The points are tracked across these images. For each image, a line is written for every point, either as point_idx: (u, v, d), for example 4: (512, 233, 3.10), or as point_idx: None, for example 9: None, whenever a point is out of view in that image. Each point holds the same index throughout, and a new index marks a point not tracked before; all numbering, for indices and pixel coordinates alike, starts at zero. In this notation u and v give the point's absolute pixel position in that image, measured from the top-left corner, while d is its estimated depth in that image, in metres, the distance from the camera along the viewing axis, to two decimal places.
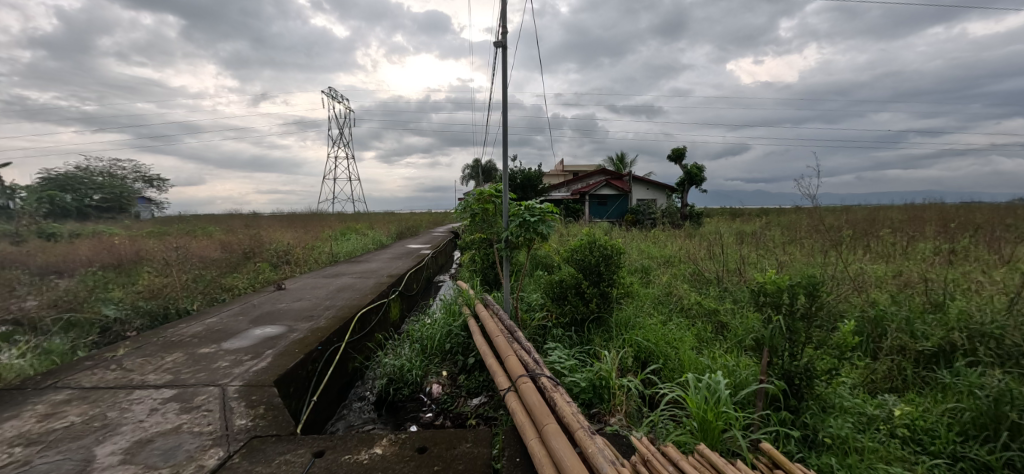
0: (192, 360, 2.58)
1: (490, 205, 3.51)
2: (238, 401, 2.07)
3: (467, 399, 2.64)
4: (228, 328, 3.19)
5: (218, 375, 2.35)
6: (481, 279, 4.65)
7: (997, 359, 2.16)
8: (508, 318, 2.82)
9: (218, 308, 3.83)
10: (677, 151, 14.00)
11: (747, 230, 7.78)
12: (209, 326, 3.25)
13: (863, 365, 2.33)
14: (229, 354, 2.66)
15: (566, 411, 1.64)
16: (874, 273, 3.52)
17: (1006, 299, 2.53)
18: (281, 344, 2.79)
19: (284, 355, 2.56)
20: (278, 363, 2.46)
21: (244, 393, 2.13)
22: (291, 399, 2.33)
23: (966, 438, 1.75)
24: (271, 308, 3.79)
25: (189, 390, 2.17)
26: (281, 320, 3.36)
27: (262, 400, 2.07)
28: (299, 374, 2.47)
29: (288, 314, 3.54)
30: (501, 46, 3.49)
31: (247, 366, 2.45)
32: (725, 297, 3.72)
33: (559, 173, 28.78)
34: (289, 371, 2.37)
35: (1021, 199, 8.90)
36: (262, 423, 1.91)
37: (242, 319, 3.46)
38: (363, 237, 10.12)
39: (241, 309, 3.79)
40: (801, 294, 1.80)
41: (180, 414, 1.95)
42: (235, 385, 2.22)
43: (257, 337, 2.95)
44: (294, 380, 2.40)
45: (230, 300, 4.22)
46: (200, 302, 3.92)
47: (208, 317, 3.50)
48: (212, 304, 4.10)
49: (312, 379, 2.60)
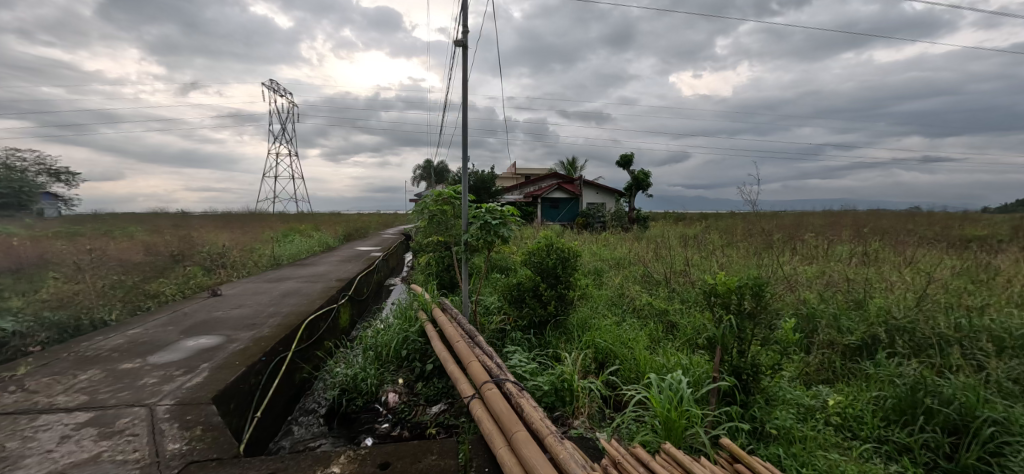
0: (112, 377, 2.26)
1: (449, 206, 3.44)
2: (170, 422, 1.84)
3: (427, 407, 2.55)
4: (155, 340, 2.84)
5: (144, 393, 2.07)
6: (436, 282, 4.53)
7: (912, 350, 2.44)
8: (469, 323, 2.75)
9: (142, 319, 3.41)
10: (626, 157, 14.63)
11: (687, 233, 8.29)
12: (133, 338, 2.88)
13: (800, 359, 2.55)
14: (158, 369, 2.36)
15: (536, 417, 1.62)
16: (805, 273, 3.88)
17: (914, 297, 2.89)
18: (219, 356, 2.53)
19: (223, 369, 2.33)
20: (216, 378, 2.22)
21: (177, 413, 1.90)
22: (232, 416, 2.11)
23: (888, 422, 1.96)
24: (206, 317, 3.43)
25: (109, 413, 1.89)
26: (218, 330, 3.05)
27: (199, 420, 1.86)
28: (241, 389, 2.25)
29: (227, 323, 3.23)
30: (461, 45, 3.45)
31: (179, 381, 2.19)
32: (673, 298, 3.92)
33: (512, 176, 29.13)
34: (230, 386, 2.15)
35: (911, 208, 10.29)
36: (200, 446, 1.71)
37: (172, 330, 3.09)
38: (308, 239, 9.52)
39: (171, 319, 3.40)
40: (747, 294, 1.93)
41: (98, 441, 1.69)
42: (166, 404, 1.97)
43: (191, 350, 2.65)
44: (235, 395, 2.18)
45: (158, 308, 3.85)
46: (121, 312, 3.53)
47: (130, 329, 3.11)
48: (137, 313, 3.70)
49: (256, 393, 2.37)
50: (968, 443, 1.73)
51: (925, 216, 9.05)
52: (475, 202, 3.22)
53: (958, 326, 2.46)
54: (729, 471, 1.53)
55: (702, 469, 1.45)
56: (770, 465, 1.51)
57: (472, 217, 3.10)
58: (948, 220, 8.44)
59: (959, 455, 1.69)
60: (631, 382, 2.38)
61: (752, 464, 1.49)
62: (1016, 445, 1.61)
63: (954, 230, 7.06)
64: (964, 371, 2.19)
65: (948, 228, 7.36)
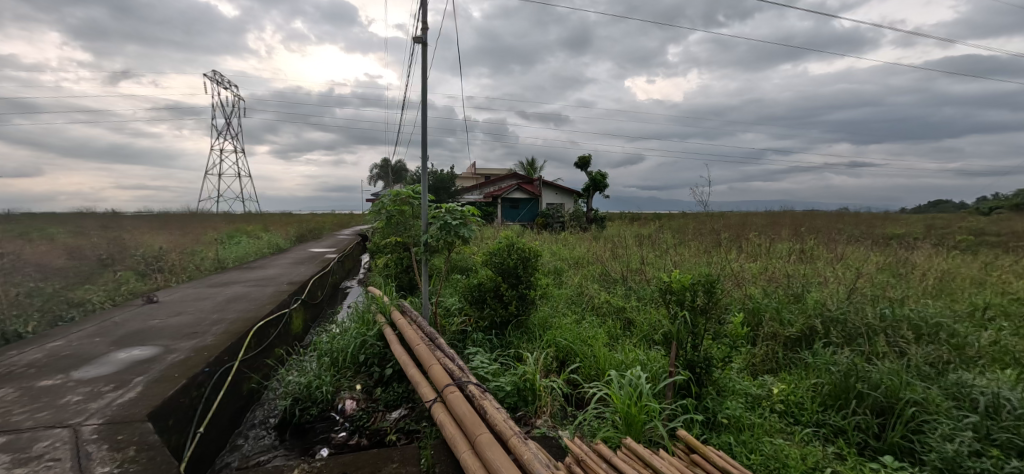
0: (28, 396, 1.98)
1: (407, 206, 3.32)
2: (98, 443, 1.62)
3: (386, 413, 2.42)
4: (80, 354, 2.53)
5: (67, 413, 1.83)
6: (394, 284, 4.37)
7: (844, 339, 2.67)
8: (429, 325, 2.66)
9: (63, 331, 3.04)
10: (584, 159, 14.99)
11: (642, 232, 8.63)
12: (53, 352, 2.55)
13: (747, 351, 2.70)
14: (84, 385, 2.10)
15: (499, 419, 1.58)
16: (751, 270, 4.13)
17: (845, 291, 3.17)
18: (156, 369, 2.28)
19: (160, 383, 2.10)
20: (152, 392, 2.00)
21: (106, 433, 1.68)
22: (171, 434, 1.90)
23: (826, 407, 2.11)
24: (140, 326, 3.10)
25: (24, 436, 1.65)
26: (154, 340, 2.76)
27: (131, 440, 1.65)
28: (182, 403, 2.03)
29: (165, 332, 2.93)
30: (420, 42, 3.35)
31: (109, 398, 1.95)
32: (630, 295, 4.04)
33: (471, 176, 28.90)
34: (168, 401, 1.94)
35: (838, 209, 11.33)
36: (133, 468, 1.51)
37: (100, 341, 2.77)
38: (255, 240, 8.89)
39: (99, 330, 3.05)
40: (700, 290, 2.00)
41: (9, 469, 1.47)
42: (93, 424, 1.74)
43: (122, 363, 2.38)
44: (174, 410, 1.97)
45: (84, 318, 3.43)
46: (38, 324, 3.11)
47: (48, 342, 2.76)
48: (59, 324, 3.29)
49: (199, 407, 2.15)
50: (893, 423, 1.90)
51: (850, 217, 9.99)
52: (434, 203, 3.12)
53: (882, 316, 2.71)
54: (687, 462, 1.56)
55: (661, 461, 1.47)
56: (726, 454, 1.55)
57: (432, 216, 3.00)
58: (869, 220, 9.37)
59: (887, 434, 1.85)
60: (591, 379, 2.41)
61: (707, 454, 1.52)
62: (933, 423, 1.79)
63: (874, 229, 7.85)
64: (888, 357, 2.42)
65: (870, 228, 8.16)
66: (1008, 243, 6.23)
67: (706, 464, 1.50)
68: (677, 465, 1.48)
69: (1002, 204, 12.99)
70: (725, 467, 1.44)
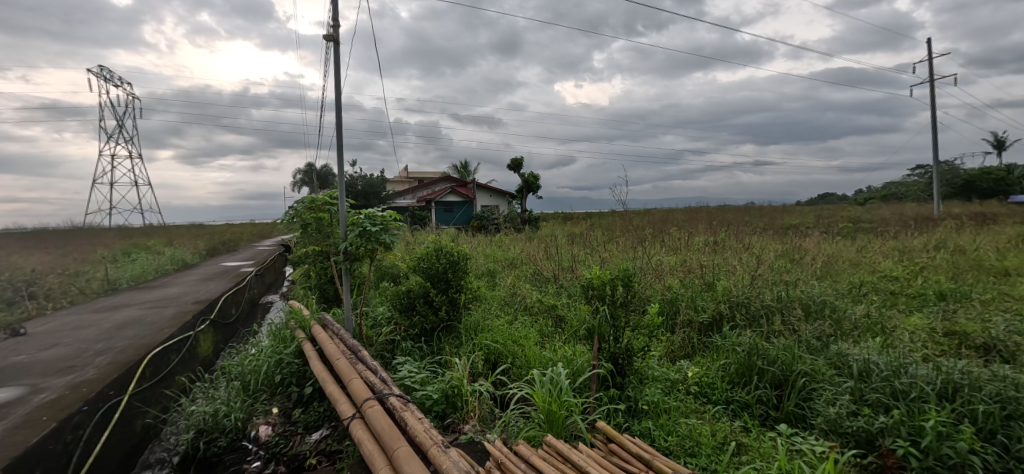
0: None
1: (325, 214, 3.17)
2: None
3: (306, 435, 2.23)
4: None
5: None
6: (318, 297, 4.08)
7: (747, 321, 2.96)
8: (353, 338, 2.51)
9: None
10: (518, 161, 15.23)
11: (573, 232, 8.92)
12: None
13: (667, 339, 2.87)
14: None
15: (418, 429, 1.50)
16: (670, 263, 4.43)
17: (748, 278, 3.52)
18: (17, 413, 1.90)
19: (20, 430, 1.74)
20: (10, 441, 1.66)
21: None
22: None
23: (733, 384, 2.30)
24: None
25: None
26: (16, 380, 2.30)
27: None
28: (51, 450, 1.71)
29: (32, 369, 2.46)
30: (332, 40, 3.18)
31: None
32: (561, 293, 4.15)
33: (406, 181, 28.15)
34: (33, 449, 1.62)
35: (746, 204, 12.57)
36: None
37: None
38: (154, 256, 7.87)
39: None
40: (619, 285, 2.12)
41: None
42: None
43: None
44: (40, 459, 1.64)
45: None
46: None
47: None
48: None
49: (75, 453, 1.82)
50: (788, 394, 2.12)
51: (756, 210, 11.16)
52: (355, 208, 2.96)
53: (779, 298, 3.05)
54: (605, 451, 1.60)
55: (580, 455, 1.49)
56: (640, 439, 1.61)
57: (352, 223, 2.85)
58: (771, 213, 10.54)
59: (783, 404, 2.06)
60: (520, 379, 2.42)
61: (623, 441, 1.57)
62: (819, 390, 2.03)
63: (774, 221, 8.82)
64: (783, 334, 2.71)
65: (770, 219, 9.17)
66: (871, 228, 7.34)
67: (623, 452, 1.55)
68: (595, 457, 1.50)
69: (872, 196, 15.29)
70: (638, 452, 1.48)
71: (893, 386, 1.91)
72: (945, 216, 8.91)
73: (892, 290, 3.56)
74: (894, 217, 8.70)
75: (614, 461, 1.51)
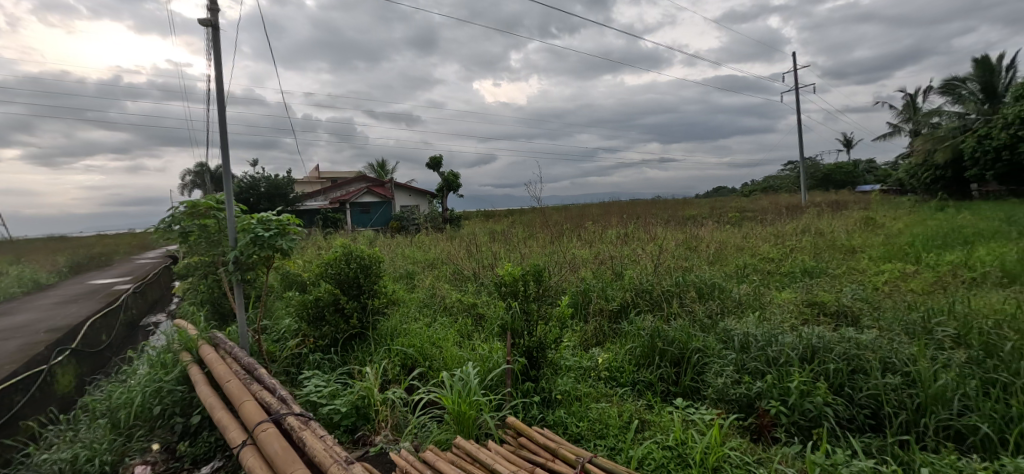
0: None
1: (211, 220, 2.84)
2: None
3: (194, 470, 1.98)
4: None
5: None
6: (210, 313, 3.64)
7: (649, 305, 3.24)
8: (250, 356, 2.28)
9: None
10: (439, 159, 15.03)
11: (494, 229, 9.03)
12: None
13: (580, 328, 3.03)
14: None
15: (317, 448, 1.40)
16: (583, 256, 4.67)
17: (651, 266, 3.86)
18: None
19: None
20: None
21: None
22: None
23: (639, 365, 2.50)
24: None
25: None
26: None
27: None
28: None
29: None
30: (209, 25, 2.85)
31: None
32: (480, 291, 4.19)
33: (319, 180, 26.34)
34: None
35: (654, 197, 13.73)
36: None
37: None
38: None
39: None
40: (529, 280, 2.20)
41: None
42: None
43: None
44: None
45: None
46: None
47: None
48: None
49: None
50: (684, 370, 2.36)
51: (661, 203, 12.24)
52: (246, 213, 2.70)
53: (676, 283, 3.39)
54: (515, 446, 1.63)
55: (489, 453, 1.51)
56: (549, 430, 1.67)
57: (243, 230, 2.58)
58: (671, 205, 11.64)
59: (681, 380, 2.28)
60: (437, 381, 2.39)
61: (532, 434, 1.62)
62: (710, 364, 2.28)
63: (675, 213, 9.76)
64: (679, 315, 3.01)
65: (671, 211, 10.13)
66: (754, 216, 8.45)
67: (532, 444, 1.59)
68: (504, 453, 1.53)
69: (757, 188, 17.59)
70: (545, 443, 1.54)
71: (766, 354, 2.21)
72: (806, 204, 10.56)
73: (767, 269, 4.13)
74: (771, 206, 10.10)
75: (523, 455, 1.55)
